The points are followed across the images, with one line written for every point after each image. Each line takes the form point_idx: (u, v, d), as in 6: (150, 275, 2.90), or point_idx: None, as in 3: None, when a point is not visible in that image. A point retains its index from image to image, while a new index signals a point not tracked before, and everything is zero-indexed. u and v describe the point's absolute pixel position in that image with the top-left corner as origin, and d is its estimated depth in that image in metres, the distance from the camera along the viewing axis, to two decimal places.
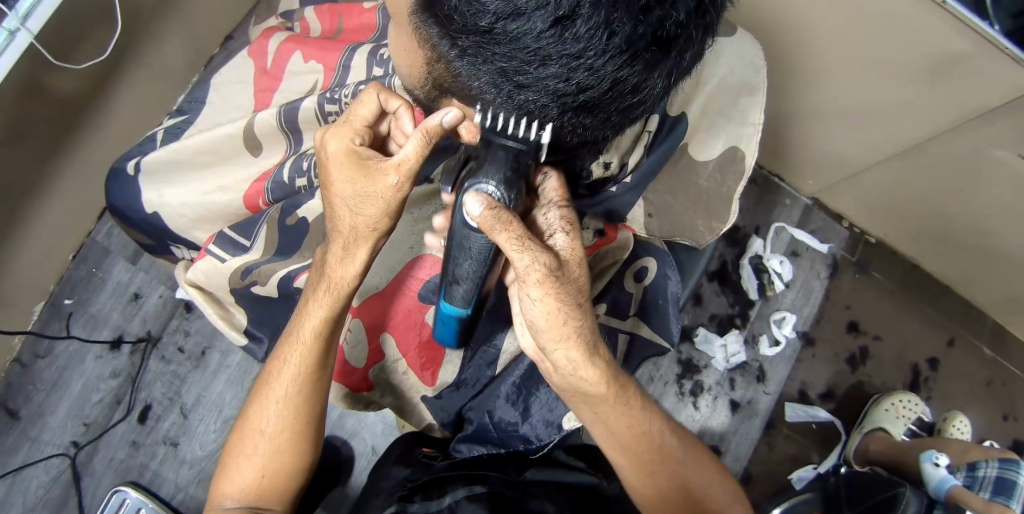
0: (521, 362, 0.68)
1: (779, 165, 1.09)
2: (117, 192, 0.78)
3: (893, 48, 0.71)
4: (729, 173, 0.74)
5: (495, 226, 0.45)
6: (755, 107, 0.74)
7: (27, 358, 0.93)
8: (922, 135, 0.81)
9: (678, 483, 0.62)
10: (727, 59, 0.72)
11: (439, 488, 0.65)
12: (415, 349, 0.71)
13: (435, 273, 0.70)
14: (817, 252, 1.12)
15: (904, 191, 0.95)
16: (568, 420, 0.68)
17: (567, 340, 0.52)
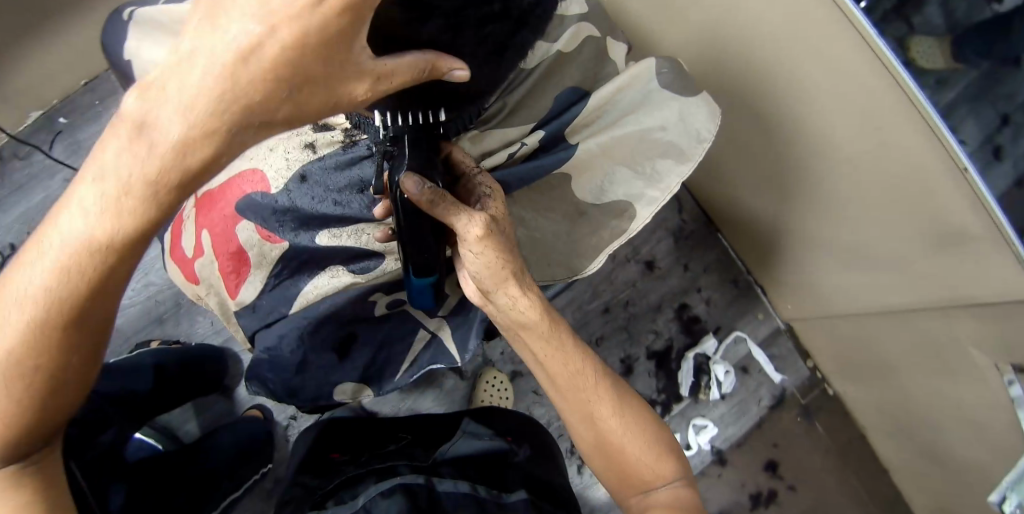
0: (314, 310, 0.71)
1: (767, 278, 1.05)
2: (110, 32, 0.79)
3: (904, 202, 0.69)
4: (610, 220, 0.76)
5: (434, 201, 0.51)
6: (667, 170, 0.76)
7: (6, 154, 0.97)
8: (905, 301, 0.78)
9: (632, 425, 0.60)
10: (663, 111, 0.76)
11: (352, 489, 0.70)
12: (225, 256, 0.71)
13: (260, 192, 0.70)
14: (768, 378, 1.07)
15: (875, 352, 0.90)
16: (340, 391, 0.76)
17: (505, 285, 0.58)
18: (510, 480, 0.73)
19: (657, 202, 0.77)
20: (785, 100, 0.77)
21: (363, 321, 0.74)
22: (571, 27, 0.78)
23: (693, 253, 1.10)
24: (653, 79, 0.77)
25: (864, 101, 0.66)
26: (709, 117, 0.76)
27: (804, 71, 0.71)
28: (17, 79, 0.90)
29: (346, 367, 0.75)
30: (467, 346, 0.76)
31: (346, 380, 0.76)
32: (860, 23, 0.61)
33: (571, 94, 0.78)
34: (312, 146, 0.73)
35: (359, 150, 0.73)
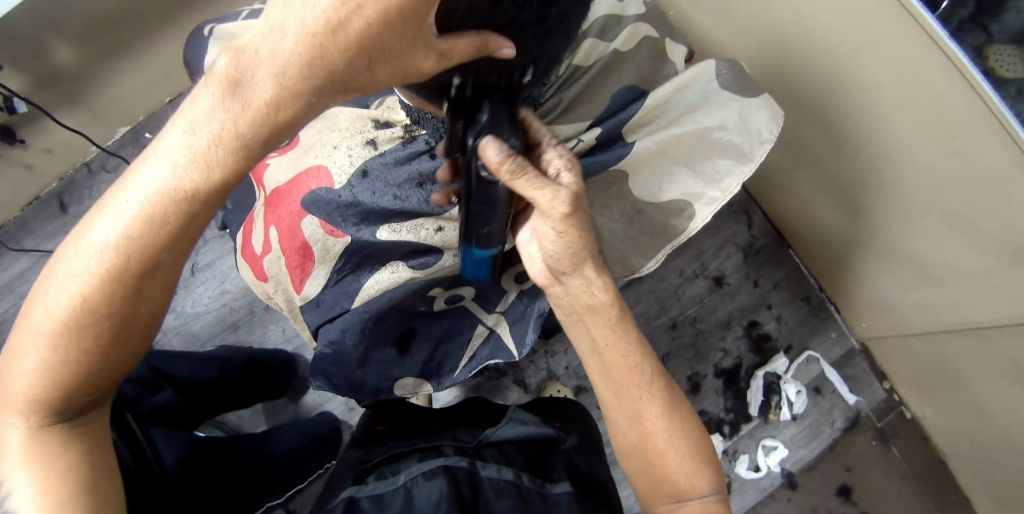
0: (373, 305, 0.65)
1: (840, 295, 1.00)
2: (192, 50, 0.78)
3: (981, 211, 0.65)
4: (666, 222, 0.69)
5: (516, 173, 0.47)
6: (727, 171, 0.69)
7: (94, 167, 1.04)
8: (988, 319, 0.73)
9: (679, 429, 0.57)
10: (722, 112, 0.69)
11: (393, 466, 0.70)
12: (292, 250, 0.67)
13: (325, 186, 0.67)
14: (841, 399, 1.02)
15: (953, 374, 0.85)
16: (402, 385, 0.70)
17: (582, 266, 0.55)
18: (555, 469, 0.71)
19: (717, 203, 0.69)
20: (850, 110, 0.73)
21: (424, 316, 0.69)
22: (627, 25, 0.73)
23: (763, 269, 1.06)
24: (714, 80, 0.70)
25: (938, 112, 0.62)
26: (770, 120, 0.69)
27: (873, 81, 0.67)
28: (108, 96, 0.96)
29: (408, 363, 0.70)
30: (525, 341, 0.70)
31: (405, 376, 0.70)
32: (936, 31, 0.57)
33: (626, 91, 0.72)
34: (374, 143, 0.70)
35: (419, 145, 0.69)
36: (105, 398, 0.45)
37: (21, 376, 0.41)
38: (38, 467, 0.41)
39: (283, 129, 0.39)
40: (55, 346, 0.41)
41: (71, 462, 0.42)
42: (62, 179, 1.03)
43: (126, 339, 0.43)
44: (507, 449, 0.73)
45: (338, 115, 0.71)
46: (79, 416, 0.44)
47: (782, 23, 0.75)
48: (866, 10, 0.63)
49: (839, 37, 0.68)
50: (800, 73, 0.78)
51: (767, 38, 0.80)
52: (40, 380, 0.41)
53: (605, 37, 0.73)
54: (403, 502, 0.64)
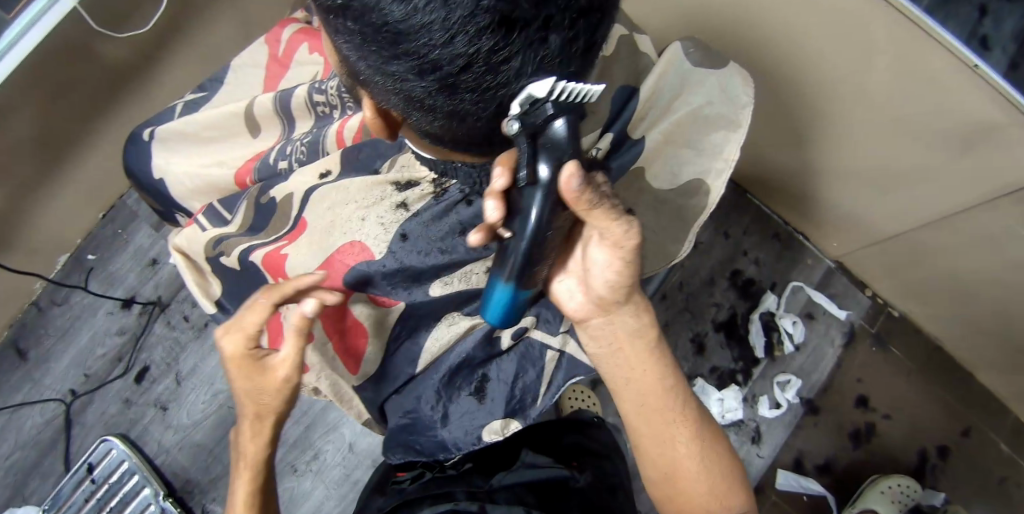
0: (439, 367, 0.65)
1: (806, 222, 1.07)
2: (132, 157, 0.76)
3: (920, 113, 0.70)
4: (688, 204, 0.71)
5: (595, 202, 0.44)
6: (730, 141, 0.71)
7: (43, 303, 0.97)
8: (950, 207, 0.79)
9: (710, 453, 0.59)
10: (705, 88, 0.72)
11: (408, 511, 0.64)
12: (335, 332, 0.65)
13: (365, 260, 0.61)
14: (833, 318, 1.08)
15: (930, 266, 0.92)
16: (487, 432, 0.65)
17: (619, 305, 0.57)
18: (570, 508, 0.66)
19: (727, 172, 0.71)
20: (772, 47, 0.79)
21: (495, 360, 0.66)
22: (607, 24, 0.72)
23: (729, 220, 1.11)
24: (686, 60, 0.73)
25: (859, 29, 0.67)
26: (742, 83, 0.72)
27: (783, 14, 0.73)
28: (38, 229, 0.89)
29: (486, 407, 0.65)
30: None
31: (490, 420, 0.64)
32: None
33: (622, 91, 0.72)
34: (405, 205, 0.62)
35: (452, 194, 0.61)
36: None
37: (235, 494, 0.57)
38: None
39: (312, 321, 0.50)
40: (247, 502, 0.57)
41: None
42: (11, 325, 0.95)
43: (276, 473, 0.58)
44: (517, 489, 0.68)
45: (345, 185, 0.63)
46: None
47: None
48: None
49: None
50: (722, 31, 0.82)
51: (685, 3, 0.83)
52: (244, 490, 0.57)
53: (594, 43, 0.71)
54: None
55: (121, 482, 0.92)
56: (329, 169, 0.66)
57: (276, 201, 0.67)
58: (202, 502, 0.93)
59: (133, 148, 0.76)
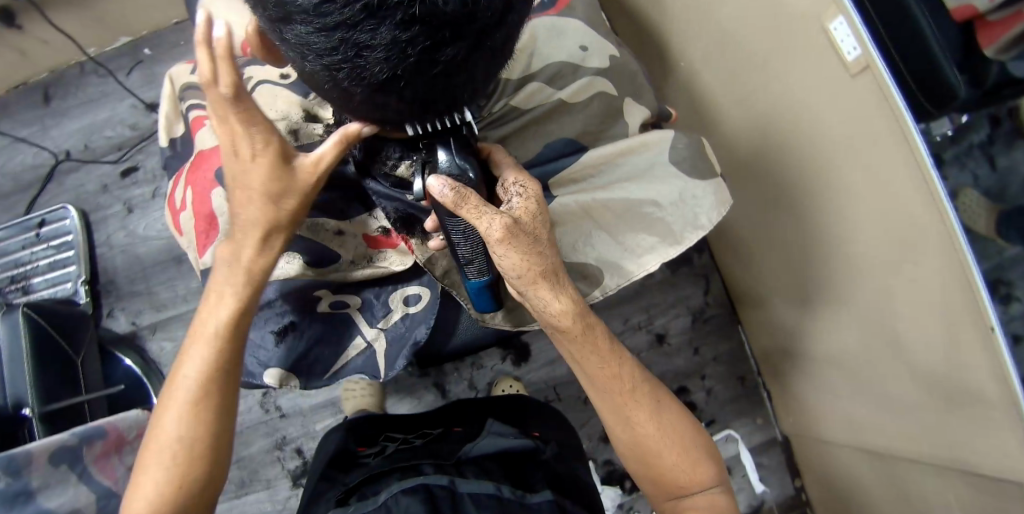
0: None
1: (776, 384, 1.01)
2: None
3: (919, 343, 0.66)
4: (579, 284, 0.71)
5: (458, 203, 0.47)
6: (654, 253, 0.71)
7: (89, 68, 1.04)
8: (905, 449, 0.74)
9: (669, 432, 0.61)
10: (661, 186, 0.70)
11: (374, 487, 0.70)
12: (199, 215, 0.69)
13: None
14: (749, 485, 1.02)
15: (861, 490, 0.86)
16: (270, 375, 0.67)
17: (536, 283, 0.54)
18: (534, 482, 0.71)
19: (631, 277, 0.71)
20: (826, 198, 0.73)
21: (308, 316, 0.69)
22: (583, 77, 0.74)
23: (708, 338, 1.07)
24: (666, 151, 0.71)
25: (903, 228, 0.62)
26: (714, 205, 0.70)
27: (852, 177, 0.66)
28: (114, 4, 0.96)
29: (279, 351, 0.67)
30: (395, 366, 0.70)
31: (272, 367, 0.67)
32: (923, 157, 0.55)
33: (565, 144, 0.73)
34: (295, 133, 0.71)
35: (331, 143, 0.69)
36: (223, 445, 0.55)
37: (186, 379, 0.54)
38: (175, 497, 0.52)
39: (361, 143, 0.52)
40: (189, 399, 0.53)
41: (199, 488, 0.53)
42: (54, 72, 1.03)
43: (232, 375, 0.56)
44: (487, 464, 0.73)
45: (277, 95, 0.73)
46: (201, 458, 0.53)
47: (777, 107, 0.76)
48: (864, 110, 0.61)
49: (835, 127, 0.66)
50: (782, 158, 0.78)
51: (761, 117, 0.80)
52: (200, 371, 0.54)
53: (553, 86, 0.74)
54: None
55: (58, 249, 0.97)
56: (288, 73, 0.74)
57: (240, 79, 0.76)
58: (110, 306, 0.98)
59: None
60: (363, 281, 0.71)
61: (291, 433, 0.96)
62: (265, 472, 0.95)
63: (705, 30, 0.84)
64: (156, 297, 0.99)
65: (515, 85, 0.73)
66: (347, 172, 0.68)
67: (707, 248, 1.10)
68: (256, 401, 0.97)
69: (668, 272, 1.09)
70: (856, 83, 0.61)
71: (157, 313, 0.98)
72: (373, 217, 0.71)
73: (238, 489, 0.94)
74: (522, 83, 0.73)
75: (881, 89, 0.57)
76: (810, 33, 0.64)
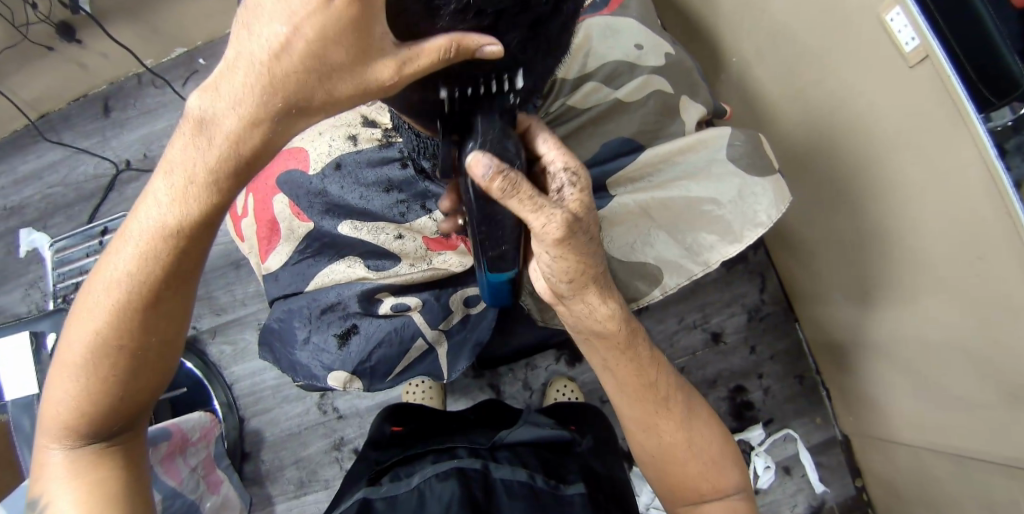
0: (319, 300, 0.69)
1: (835, 382, 0.98)
2: None
3: (985, 341, 0.62)
4: (637, 283, 0.68)
5: (507, 192, 0.41)
6: (716, 250, 0.68)
7: (146, 80, 1.09)
8: (972, 450, 0.71)
9: (701, 444, 0.60)
10: (720, 185, 0.68)
11: (408, 468, 0.70)
12: (262, 221, 0.71)
13: (301, 169, 0.71)
14: (809, 486, 0.99)
15: (928, 494, 0.82)
16: (333, 376, 0.68)
17: (579, 286, 0.50)
18: (569, 472, 0.70)
19: (689, 276, 0.69)
20: (886, 192, 0.69)
21: (370, 317, 0.69)
22: (639, 75, 0.73)
23: (764, 337, 1.04)
24: (722, 149, 0.69)
25: (969, 224, 0.59)
26: (772, 205, 0.66)
27: (909, 172, 0.64)
28: (167, 16, 1.00)
29: (343, 354, 0.68)
30: (457, 368, 0.73)
31: (337, 370, 0.68)
32: (987, 146, 0.53)
33: (621, 143, 0.72)
34: (354, 139, 0.72)
35: (393, 151, 0.72)
36: (136, 421, 0.50)
37: (75, 347, 0.44)
38: (74, 487, 0.46)
39: (337, 77, 0.35)
40: (78, 378, 0.45)
41: (105, 478, 0.47)
42: (113, 84, 1.08)
43: (153, 365, 0.47)
44: (522, 451, 0.72)
45: None
46: (117, 436, 0.49)
47: (830, 103, 0.73)
48: (923, 104, 0.59)
49: (892, 121, 0.64)
50: (838, 156, 0.75)
51: (814, 109, 0.77)
52: (85, 345, 0.44)
53: (610, 84, 0.73)
54: (416, 502, 0.65)
55: None
56: None
57: None
58: None
59: None
60: (423, 282, 0.70)
61: (348, 435, 0.98)
62: (325, 472, 0.97)
63: (756, 24, 0.81)
64: (215, 302, 1.02)
65: (571, 86, 0.73)
66: (410, 179, 0.71)
67: (762, 245, 1.06)
68: (315, 403, 0.99)
69: (722, 269, 1.06)
70: (913, 75, 0.59)
71: (217, 318, 1.02)
72: (431, 218, 0.72)
73: (297, 489, 0.97)
74: (578, 82, 0.73)
75: (941, 78, 0.55)
76: (864, 26, 0.62)
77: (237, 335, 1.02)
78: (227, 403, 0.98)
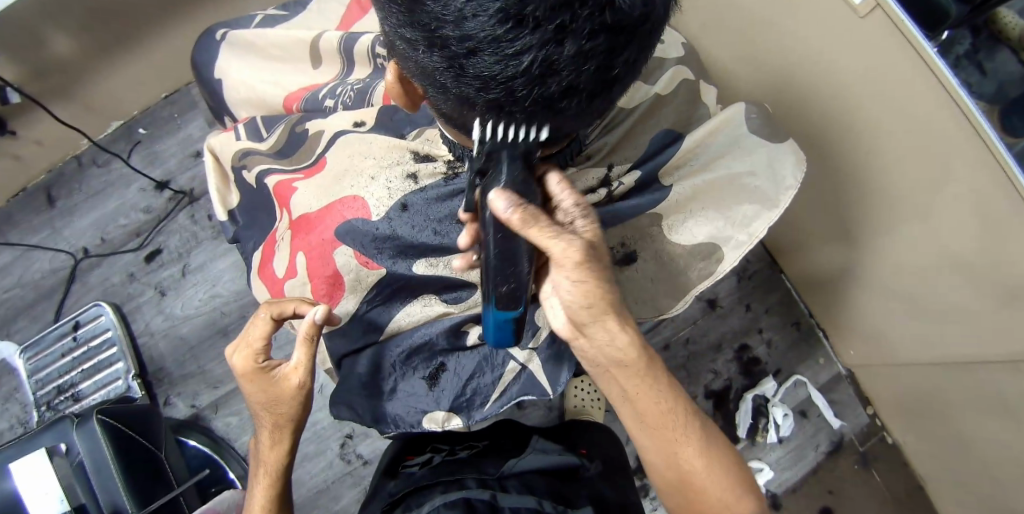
0: (401, 344, 0.70)
1: (829, 321, 1.03)
2: (201, 52, 0.82)
3: (971, 252, 0.68)
4: (701, 263, 0.71)
5: (528, 222, 0.46)
6: (763, 218, 0.70)
7: (86, 161, 1.03)
8: (976, 355, 0.76)
9: (718, 467, 0.60)
10: (752, 157, 0.71)
11: (417, 498, 0.66)
12: (320, 278, 0.68)
13: (361, 217, 0.67)
14: (826, 424, 1.04)
15: (941, 407, 0.87)
16: (430, 419, 0.68)
17: (603, 316, 0.53)
18: (579, 497, 0.68)
19: (744, 247, 0.70)
20: (851, 137, 0.74)
21: (458, 352, 0.70)
22: (668, 68, 0.76)
23: (755, 292, 1.09)
24: (743, 125, 0.72)
25: (936, 148, 0.64)
26: (794, 166, 0.70)
27: (871, 114, 0.69)
28: (102, 92, 0.95)
29: (436, 394, 0.69)
30: (559, 380, 0.69)
31: (435, 408, 0.68)
32: (943, 73, 0.59)
33: (663, 134, 0.74)
34: (414, 177, 0.68)
35: (460, 184, 0.67)
36: None
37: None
38: None
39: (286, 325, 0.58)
40: None
41: None
42: (53, 172, 1.02)
43: None
44: (529, 479, 0.70)
45: (369, 141, 0.70)
46: None
47: (784, 65, 0.78)
48: (877, 47, 0.64)
49: (851, 71, 0.69)
50: (803, 108, 0.79)
51: (769, 71, 0.82)
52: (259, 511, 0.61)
53: (647, 81, 0.75)
54: None
55: (99, 348, 0.96)
56: (363, 119, 0.72)
57: (308, 133, 0.73)
58: (166, 393, 0.97)
59: (204, 45, 0.82)
60: None
61: None
62: None
63: None
64: (208, 375, 0.97)
65: None
66: None
67: None
68: (336, 455, 0.96)
69: None
70: (864, 24, 0.64)
71: (213, 391, 0.97)
72: None
73: None
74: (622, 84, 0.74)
75: (893, 20, 0.60)
76: None
77: (239, 404, 0.97)
78: (245, 475, 0.93)
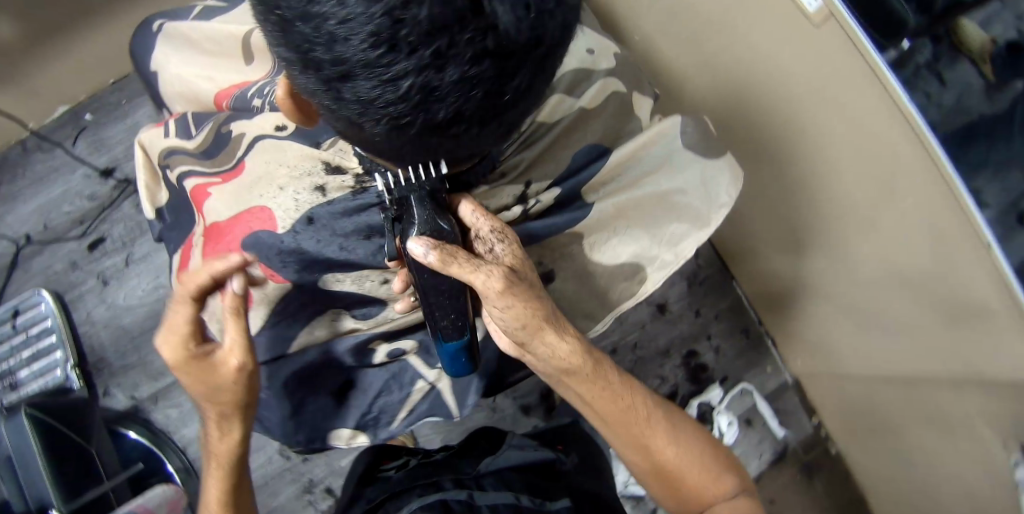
0: (302, 360, 0.69)
1: (777, 330, 1.05)
2: (138, 44, 0.82)
3: (915, 269, 0.69)
4: (624, 281, 0.73)
5: (447, 261, 0.50)
6: (687, 239, 0.73)
7: (30, 145, 1.00)
8: (917, 371, 0.77)
9: (688, 450, 0.63)
10: (685, 175, 0.73)
11: (395, 502, 0.67)
12: None
13: (267, 230, 0.64)
14: (770, 432, 1.06)
15: (882, 418, 0.89)
16: (337, 438, 0.74)
17: (539, 334, 0.57)
18: (554, 490, 0.69)
19: (667, 267, 0.74)
20: (806, 146, 0.75)
21: (365, 370, 0.73)
22: (597, 79, 0.75)
23: (707, 299, 1.10)
24: (677, 139, 0.74)
25: (885, 161, 0.64)
26: (728, 182, 0.73)
27: (824, 124, 0.70)
28: (45, 74, 0.92)
29: (343, 413, 0.73)
30: (466, 401, 0.75)
31: (343, 428, 0.74)
32: (892, 86, 0.58)
33: (590, 148, 0.74)
34: (323, 189, 0.66)
35: (370, 196, 0.66)
36: None
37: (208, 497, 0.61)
38: None
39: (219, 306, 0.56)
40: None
41: None
42: None
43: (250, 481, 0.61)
44: (507, 476, 0.72)
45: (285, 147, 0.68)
46: None
47: (741, 72, 0.79)
48: (832, 56, 0.63)
49: (807, 79, 0.69)
50: (761, 115, 0.79)
51: (726, 78, 0.82)
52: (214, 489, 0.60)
53: (573, 94, 0.74)
54: None
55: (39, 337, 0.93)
56: (285, 124, 0.69)
57: (229, 134, 0.70)
58: (105, 384, 0.94)
59: (142, 35, 0.82)
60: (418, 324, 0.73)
61: (318, 475, 0.95)
62: None
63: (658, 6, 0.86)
64: (149, 367, 0.95)
65: None
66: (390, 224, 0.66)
67: None
68: (276, 450, 0.95)
69: None
70: (821, 33, 0.63)
71: (153, 384, 0.95)
72: None
73: None
74: None
75: (846, 31, 0.60)
76: None
77: (180, 397, 0.95)
78: (184, 468, 0.91)
